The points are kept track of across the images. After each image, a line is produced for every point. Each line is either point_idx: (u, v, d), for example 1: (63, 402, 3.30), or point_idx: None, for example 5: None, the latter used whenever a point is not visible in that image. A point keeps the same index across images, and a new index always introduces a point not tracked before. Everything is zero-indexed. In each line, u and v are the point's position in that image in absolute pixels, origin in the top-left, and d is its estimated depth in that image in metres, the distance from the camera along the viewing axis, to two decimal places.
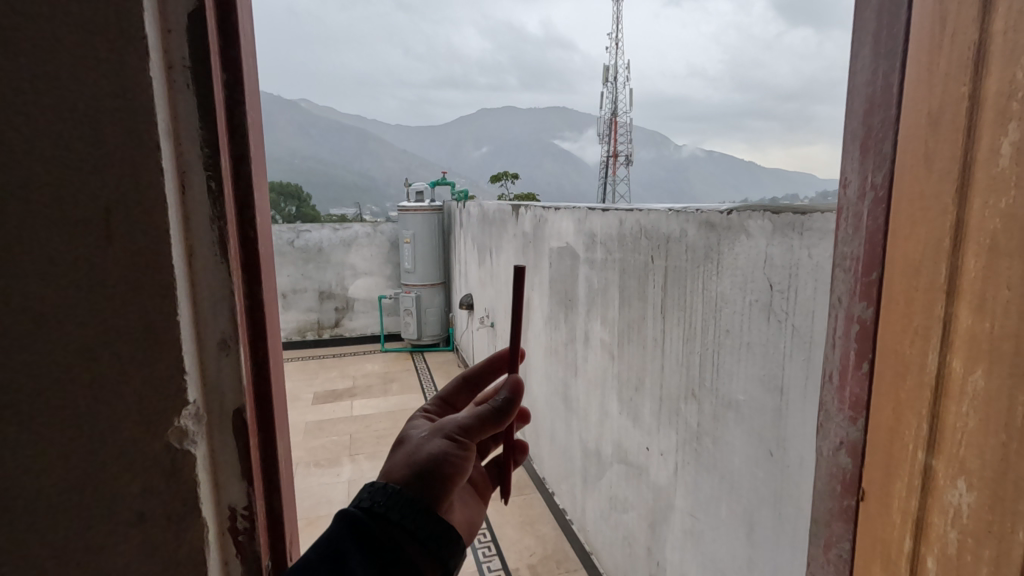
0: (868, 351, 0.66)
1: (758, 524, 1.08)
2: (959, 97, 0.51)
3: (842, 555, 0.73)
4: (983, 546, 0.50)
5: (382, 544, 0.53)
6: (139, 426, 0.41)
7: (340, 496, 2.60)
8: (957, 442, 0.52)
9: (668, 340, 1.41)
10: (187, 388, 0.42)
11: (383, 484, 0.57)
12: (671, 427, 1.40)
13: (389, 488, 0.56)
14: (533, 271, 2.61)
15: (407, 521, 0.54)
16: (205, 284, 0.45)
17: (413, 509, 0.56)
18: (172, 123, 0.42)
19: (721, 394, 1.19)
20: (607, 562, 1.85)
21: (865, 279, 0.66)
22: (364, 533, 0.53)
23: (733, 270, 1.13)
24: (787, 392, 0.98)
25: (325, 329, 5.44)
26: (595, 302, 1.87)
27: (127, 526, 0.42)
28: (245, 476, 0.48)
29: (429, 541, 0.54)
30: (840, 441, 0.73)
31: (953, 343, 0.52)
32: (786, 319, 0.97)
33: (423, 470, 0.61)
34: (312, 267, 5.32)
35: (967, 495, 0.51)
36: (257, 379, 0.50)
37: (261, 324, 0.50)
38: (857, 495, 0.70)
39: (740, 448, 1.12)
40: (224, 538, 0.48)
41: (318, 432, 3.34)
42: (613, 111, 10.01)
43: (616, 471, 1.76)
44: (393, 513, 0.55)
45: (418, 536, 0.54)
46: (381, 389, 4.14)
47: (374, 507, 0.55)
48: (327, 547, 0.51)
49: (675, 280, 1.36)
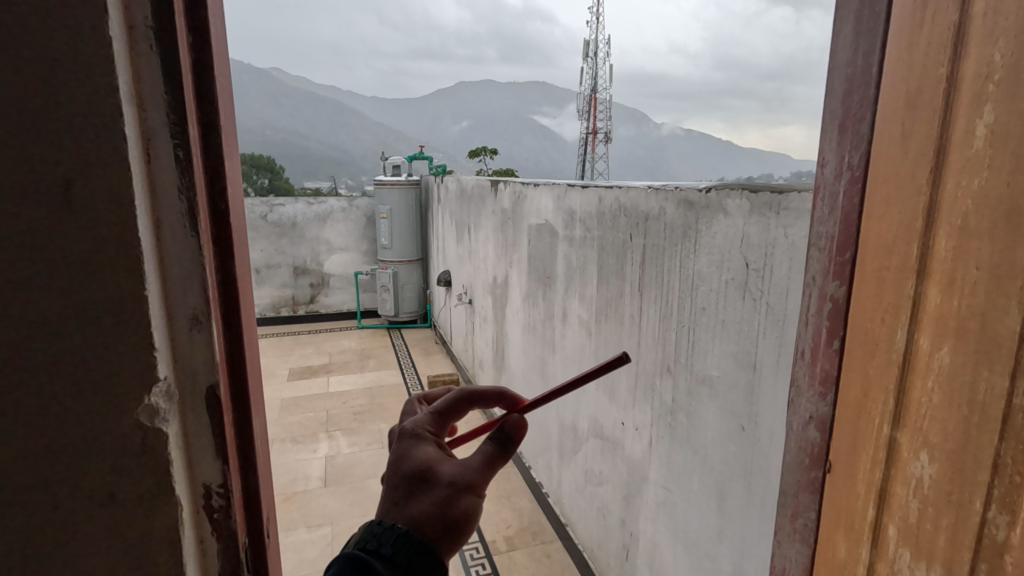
0: (839, 329, 0.68)
1: (729, 496, 1.12)
2: (937, 78, 0.51)
3: (808, 525, 0.76)
4: (942, 514, 0.52)
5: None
6: (108, 404, 0.40)
7: (317, 472, 2.60)
8: (921, 417, 0.54)
9: (645, 318, 1.43)
10: (158, 364, 0.41)
11: (400, 530, 0.54)
12: (646, 402, 1.43)
13: (406, 535, 0.54)
14: (512, 249, 2.60)
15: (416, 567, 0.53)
16: (175, 258, 0.43)
17: (423, 553, 0.53)
18: (135, 88, 0.40)
19: (695, 370, 1.21)
20: (582, 533, 1.90)
21: (839, 258, 0.67)
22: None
23: (710, 249, 1.14)
24: (760, 368, 1.01)
25: (300, 305, 5.36)
26: (574, 280, 1.87)
27: (98, 507, 0.41)
28: (220, 454, 0.47)
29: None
30: (809, 417, 0.75)
31: (921, 321, 0.54)
32: (761, 297, 0.99)
33: (449, 522, 0.57)
34: (285, 242, 5.22)
35: (929, 467, 0.53)
36: (230, 355, 0.49)
37: (234, 301, 0.49)
38: (823, 467, 0.72)
39: (713, 423, 1.15)
40: (200, 517, 0.47)
41: (294, 408, 3.31)
42: (592, 87, 9.86)
43: (592, 445, 1.79)
44: (399, 555, 0.53)
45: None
46: (358, 365, 4.12)
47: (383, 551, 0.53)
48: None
49: (653, 258, 1.37)
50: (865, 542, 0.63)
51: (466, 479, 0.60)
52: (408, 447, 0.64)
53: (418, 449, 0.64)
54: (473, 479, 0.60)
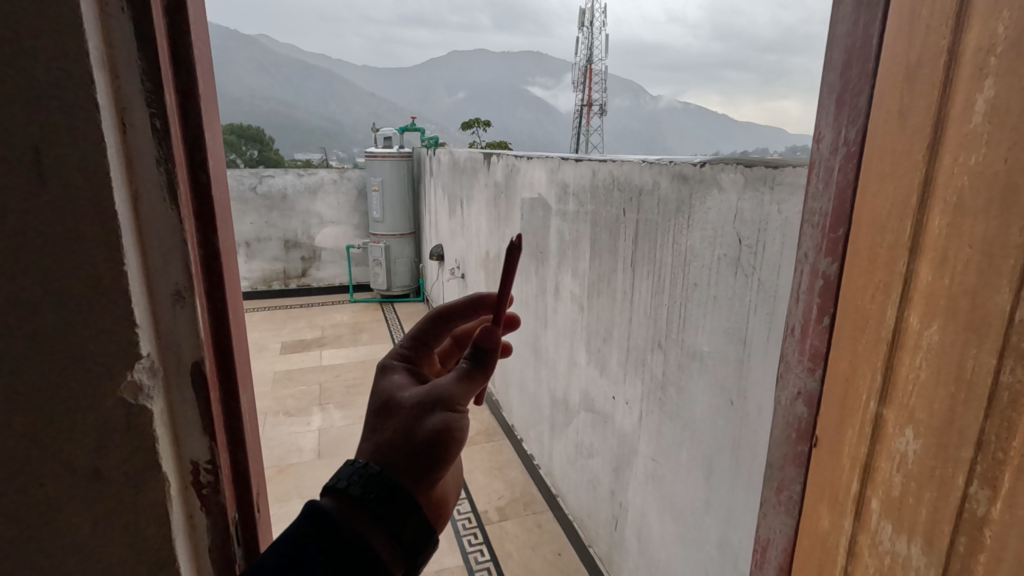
0: (829, 306, 0.68)
1: (716, 469, 1.14)
2: (938, 52, 0.50)
3: (793, 497, 0.78)
4: (925, 489, 0.53)
5: (350, 540, 0.48)
6: (90, 383, 0.39)
7: (310, 444, 2.61)
8: (908, 393, 0.54)
9: (637, 293, 1.42)
10: (141, 341, 0.40)
11: (372, 467, 0.53)
12: (637, 376, 1.44)
13: (382, 476, 0.52)
14: (505, 223, 2.58)
15: (381, 508, 0.51)
16: (154, 232, 0.42)
17: (392, 496, 0.51)
18: (109, 56, 0.38)
19: (686, 345, 1.22)
20: (574, 503, 1.93)
21: (832, 235, 0.67)
22: (330, 527, 0.49)
23: (704, 223, 1.13)
24: (750, 344, 1.01)
25: (292, 278, 5.32)
26: (567, 255, 1.86)
27: (82, 483, 0.40)
28: (208, 430, 0.47)
29: (406, 541, 0.51)
30: (798, 391, 0.76)
31: (912, 298, 0.54)
32: (753, 273, 0.99)
33: (418, 444, 0.56)
34: (276, 215, 5.15)
35: (914, 442, 0.54)
36: (216, 331, 0.48)
37: (218, 276, 0.47)
38: (810, 441, 0.74)
39: (703, 397, 1.16)
40: (188, 492, 0.47)
41: (287, 381, 3.32)
42: (587, 57, 9.64)
43: (584, 418, 1.80)
44: (355, 488, 0.51)
45: (394, 532, 0.51)
46: (351, 338, 4.12)
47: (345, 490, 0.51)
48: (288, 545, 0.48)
49: (646, 233, 1.37)
50: (848, 513, 0.65)
51: (438, 396, 0.60)
52: (380, 382, 0.65)
53: (389, 383, 0.65)
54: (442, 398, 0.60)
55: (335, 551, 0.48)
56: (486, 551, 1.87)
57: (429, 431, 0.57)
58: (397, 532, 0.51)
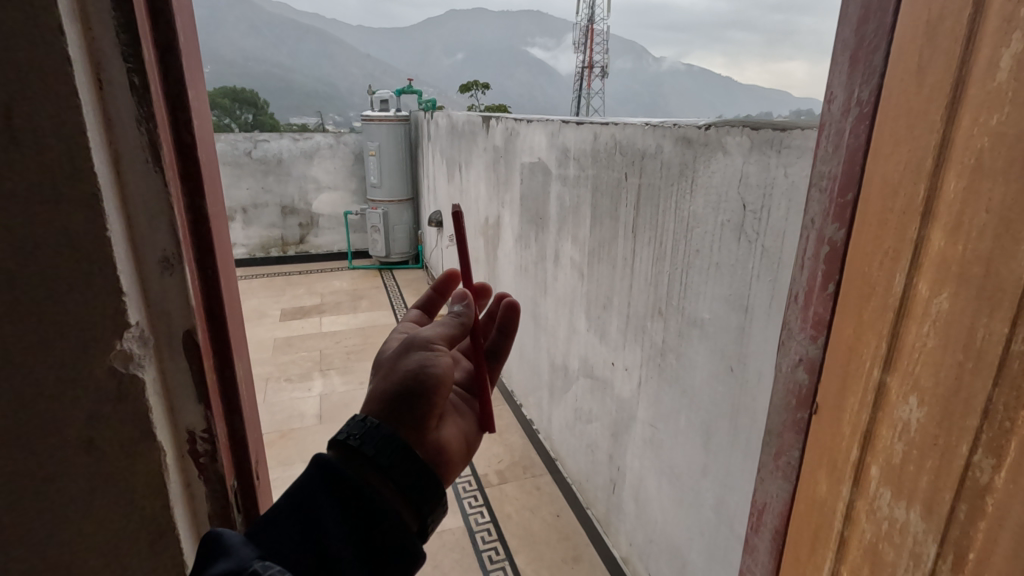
0: (835, 273, 0.67)
1: (714, 434, 1.14)
2: (963, 4, 0.47)
3: (790, 462, 0.79)
4: (927, 456, 0.53)
5: (360, 489, 0.49)
6: (78, 352, 0.38)
7: (312, 410, 2.64)
8: (914, 361, 0.53)
9: (638, 260, 1.41)
10: (129, 309, 0.39)
11: (357, 415, 0.54)
12: (636, 343, 1.44)
13: (364, 419, 0.53)
14: (504, 189, 2.54)
15: (381, 456, 0.51)
16: (138, 197, 0.40)
17: (378, 436, 0.52)
18: (79, 7, 0.35)
19: (687, 312, 1.21)
20: (573, 467, 1.96)
21: (840, 200, 0.65)
22: (339, 478, 0.49)
23: (707, 188, 1.11)
24: (752, 311, 1.00)
25: (290, 245, 5.29)
26: (567, 221, 1.84)
27: (75, 453, 0.40)
28: (202, 398, 0.46)
29: (404, 480, 0.51)
30: (799, 359, 0.76)
31: (922, 265, 0.52)
32: (757, 240, 0.97)
33: (399, 389, 0.57)
34: (272, 180, 5.08)
35: (917, 410, 0.53)
36: (208, 299, 0.47)
37: (208, 243, 0.46)
38: (810, 408, 0.74)
39: (702, 364, 1.16)
40: (185, 460, 0.46)
41: (287, 348, 3.33)
42: (588, 16, 9.36)
43: (583, 384, 1.81)
44: (352, 437, 0.51)
45: (394, 475, 0.51)
46: (350, 305, 4.12)
47: (347, 441, 0.51)
48: (299, 496, 0.48)
49: (648, 198, 1.34)
50: (846, 479, 0.65)
51: (411, 344, 0.62)
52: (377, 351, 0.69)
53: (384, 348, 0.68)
54: (417, 345, 0.62)
55: (348, 501, 0.48)
56: (486, 513, 1.91)
57: (409, 374, 0.58)
58: (391, 473, 0.51)
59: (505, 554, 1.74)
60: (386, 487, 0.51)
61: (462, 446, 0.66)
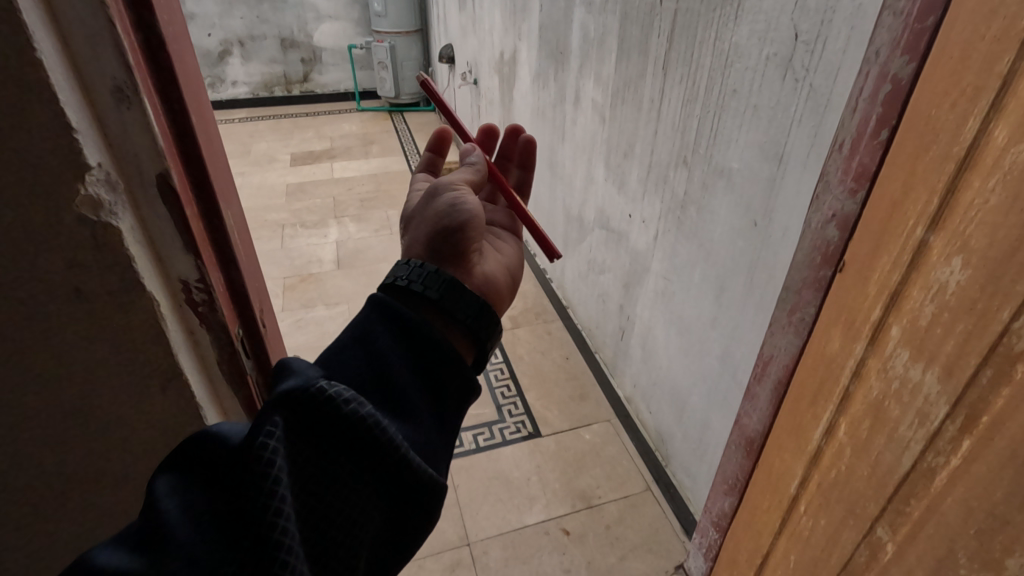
0: (891, 118, 0.59)
1: (727, 288, 1.13)
2: None
3: (805, 318, 0.78)
4: (958, 320, 0.50)
5: (419, 327, 0.54)
6: (42, 197, 0.35)
7: (330, 255, 2.67)
8: (968, 221, 0.48)
9: (666, 102, 1.28)
10: (84, 148, 0.35)
11: (404, 262, 0.62)
12: (656, 194, 1.37)
13: (413, 264, 0.61)
14: (521, 17, 2.27)
15: (432, 291, 0.59)
16: (67, 9, 0.33)
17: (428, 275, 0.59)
18: None
19: (714, 161, 1.12)
20: (583, 315, 2.01)
21: (918, 27, 0.55)
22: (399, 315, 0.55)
23: (755, 15, 0.96)
24: (786, 161, 0.92)
25: (294, 84, 4.97)
26: (590, 56, 1.65)
27: (65, 303, 0.38)
28: (189, 246, 0.43)
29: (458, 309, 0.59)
30: (832, 215, 0.71)
31: (1005, 107, 0.45)
32: (804, 78, 0.86)
33: (439, 232, 0.65)
34: (267, 8, 4.61)
35: (959, 273, 0.49)
36: (178, 138, 0.42)
37: (168, 69, 0.39)
38: (835, 267, 0.71)
39: (724, 217, 1.11)
40: (184, 310, 0.45)
41: (300, 194, 3.29)
42: None
43: (598, 236, 1.78)
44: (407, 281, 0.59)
45: (447, 307, 0.59)
46: (361, 151, 3.97)
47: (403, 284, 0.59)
48: (360, 328, 0.53)
49: (684, 28, 1.18)
50: (862, 339, 0.63)
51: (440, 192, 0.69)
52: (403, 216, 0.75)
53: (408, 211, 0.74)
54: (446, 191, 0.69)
55: (406, 333, 0.54)
56: (500, 355, 2.01)
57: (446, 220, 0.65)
58: (445, 303, 0.59)
59: (516, 392, 1.85)
60: (442, 317, 0.59)
61: (509, 280, 0.75)
